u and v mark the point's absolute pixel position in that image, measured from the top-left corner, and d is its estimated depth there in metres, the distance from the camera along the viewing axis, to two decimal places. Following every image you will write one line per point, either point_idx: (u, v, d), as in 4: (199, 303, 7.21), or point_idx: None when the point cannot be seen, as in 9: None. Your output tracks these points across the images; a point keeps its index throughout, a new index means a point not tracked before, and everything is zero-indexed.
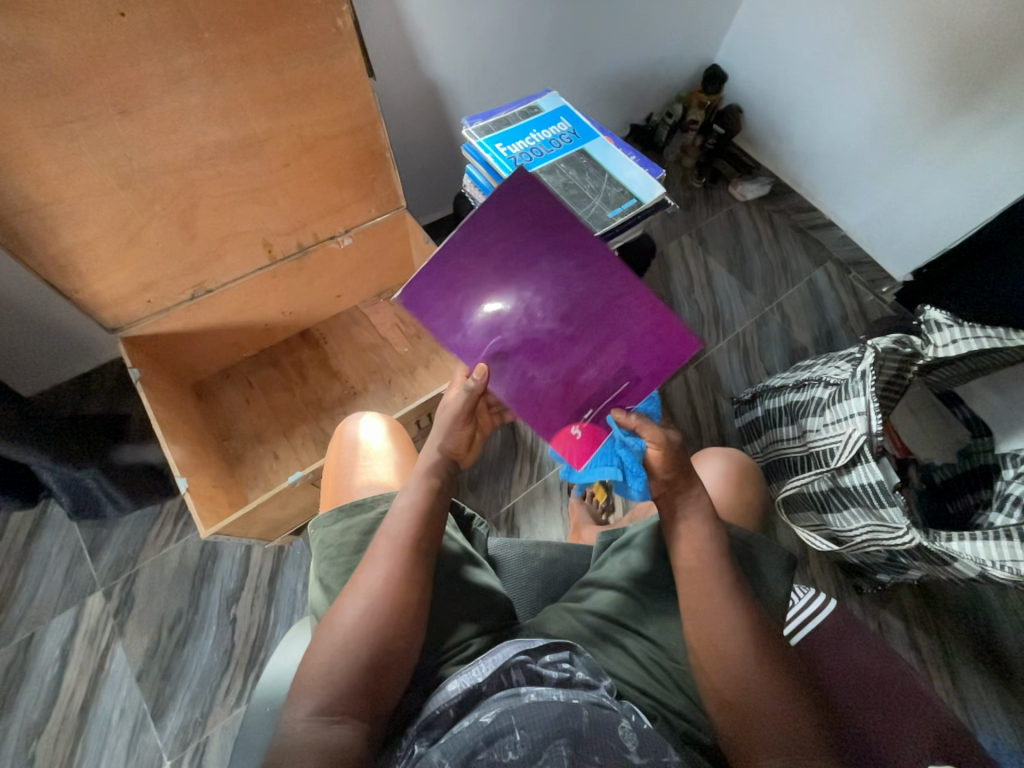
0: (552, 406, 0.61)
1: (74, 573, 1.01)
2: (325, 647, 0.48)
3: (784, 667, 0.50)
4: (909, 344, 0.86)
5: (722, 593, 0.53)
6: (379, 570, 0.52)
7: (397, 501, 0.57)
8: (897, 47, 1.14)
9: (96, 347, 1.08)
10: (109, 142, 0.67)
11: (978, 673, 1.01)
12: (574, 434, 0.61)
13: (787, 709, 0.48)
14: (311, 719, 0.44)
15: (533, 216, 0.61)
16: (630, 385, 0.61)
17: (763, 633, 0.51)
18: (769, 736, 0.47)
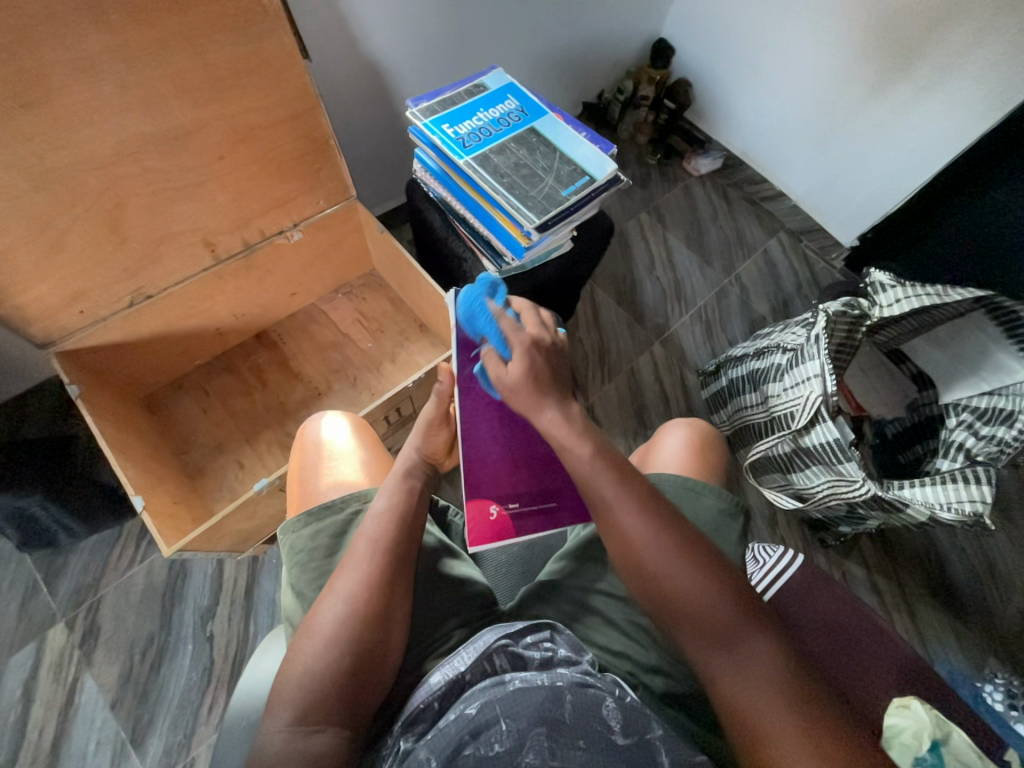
0: (491, 475, 0.61)
1: (30, 607, 0.95)
2: (305, 655, 0.46)
3: (699, 557, 0.48)
4: (857, 306, 0.90)
5: (620, 503, 0.49)
6: (357, 574, 0.50)
7: (375, 502, 0.56)
8: (833, 15, 1.17)
9: (29, 365, 1.00)
10: (15, 140, 0.61)
11: (933, 608, 1.09)
12: (489, 511, 0.60)
13: (705, 595, 0.47)
14: (289, 730, 0.43)
15: None
16: (557, 506, 0.61)
17: (666, 528, 0.48)
18: (698, 628, 0.46)
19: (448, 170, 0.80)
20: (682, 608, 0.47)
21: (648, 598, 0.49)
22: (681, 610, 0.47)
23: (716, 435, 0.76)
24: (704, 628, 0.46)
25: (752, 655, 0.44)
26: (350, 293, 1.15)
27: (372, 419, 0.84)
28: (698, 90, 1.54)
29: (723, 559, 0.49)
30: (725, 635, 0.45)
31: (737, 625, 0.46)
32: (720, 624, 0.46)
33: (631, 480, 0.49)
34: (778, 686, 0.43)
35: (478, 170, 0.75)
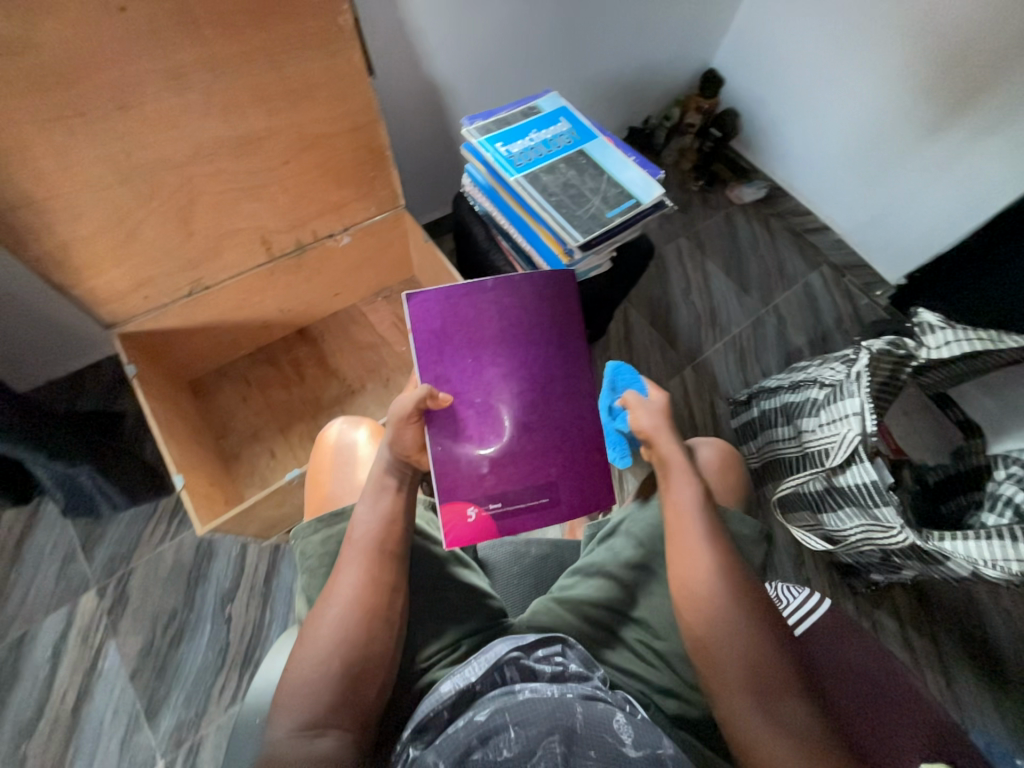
0: (468, 481, 0.62)
1: (68, 571, 1.00)
2: (302, 660, 0.48)
3: (759, 612, 0.52)
4: (902, 346, 0.88)
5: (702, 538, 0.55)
6: (347, 578, 0.51)
7: (357, 509, 0.56)
8: (891, 53, 1.16)
9: (92, 343, 1.07)
10: (108, 138, 0.67)
11: (971, 673, 1.02)
12: (468, 516, 0.62)
13: (747, 645, 0.50)
14: (293, 735, 0.44)
15: (554, 317, 0.67)
16: (549, 502, 0.65)
17: (734, 573, 0.53)
18: (746, 675, 0.49)
19: (497, 186, 0.83)
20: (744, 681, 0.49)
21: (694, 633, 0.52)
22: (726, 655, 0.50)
23: (732, 451, 0.74)
24: (753, 676, 0.49)
25: (794, 713, 0.47)
26: (390, 297, 1.19)
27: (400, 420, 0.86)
28: (747, 120, 1.54)
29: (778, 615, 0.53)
30: (767, 686, 0.48)
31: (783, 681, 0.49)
32: (770, 674, 0.49)
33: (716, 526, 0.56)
34: (809, 744, 0.46)
35: (527, 188, 0.77)
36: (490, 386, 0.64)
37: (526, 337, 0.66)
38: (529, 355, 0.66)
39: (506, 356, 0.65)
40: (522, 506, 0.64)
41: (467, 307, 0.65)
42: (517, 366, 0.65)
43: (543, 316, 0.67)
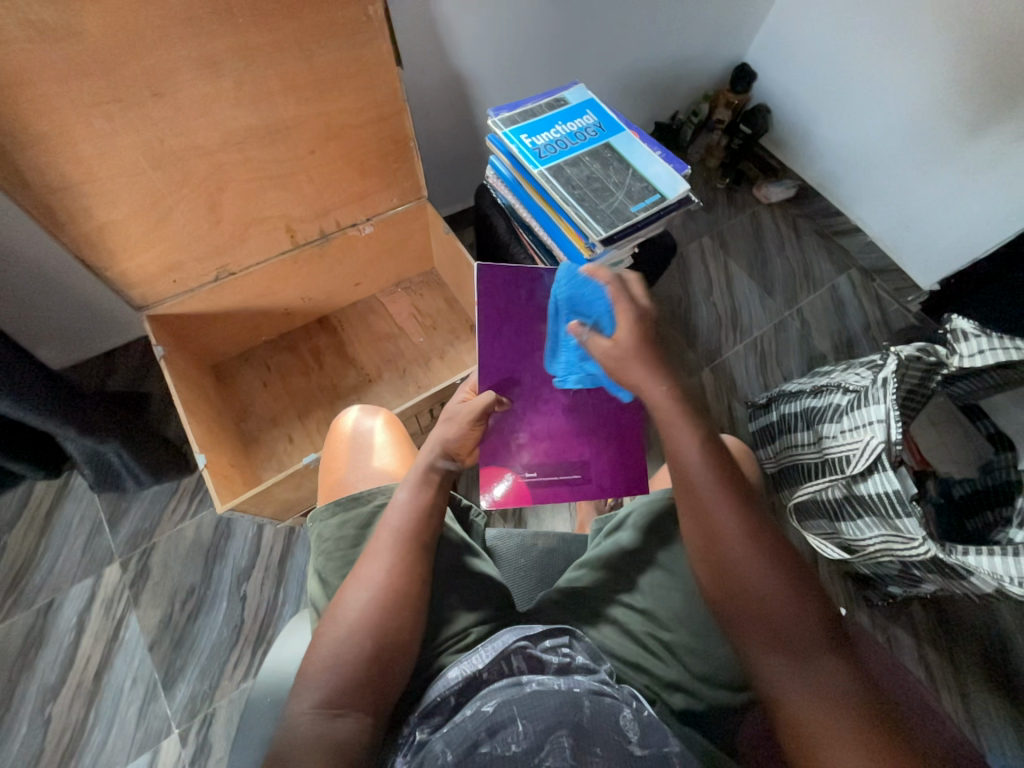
0: (510, 451, 0.73)
1: (94, 543, 1.04)
2: (330, 637, 0.49)
3: (786, 570, 0.50)
4: (933, 353, 0.84)
5: (719, 505, 0.52)
6: (381, 563, 0.53)
7: (397, 495, 0.58)
8: (935, 48, 1.11)
9: (121, 324, 1.11)
10: (143, 124, 0.69)
11: (990, 693, 0.99)
12: (506, 479, 0.73)
13: (775, 599, 0.49)
14: (315, 710, 0.45)
15: None
16: (580, 478, 0.75)
17: (755, 531, 0.51)
18: (761, 626, 0.49)
19: (520, 178, 0.83)
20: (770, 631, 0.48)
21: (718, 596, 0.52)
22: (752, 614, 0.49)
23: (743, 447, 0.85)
24: (767, 626, 0.48)
25: (815, 671, 0.46)
26: (409, 288, 1.20)
27: (416, 411, 0.86)
28: (778, 117, 1.50)
29: (808, 570, 0.51)
30: (793, 646, 0.47)
31: (812, 638, 0.47)
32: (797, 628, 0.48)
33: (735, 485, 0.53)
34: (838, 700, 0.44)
35: (551, 181, 0.76)
36: (536, 370, 0.74)
37: None
38: None
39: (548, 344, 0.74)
40: (552, 478, 0.74)
41: (518, 299, 0.74)
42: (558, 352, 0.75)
43: None
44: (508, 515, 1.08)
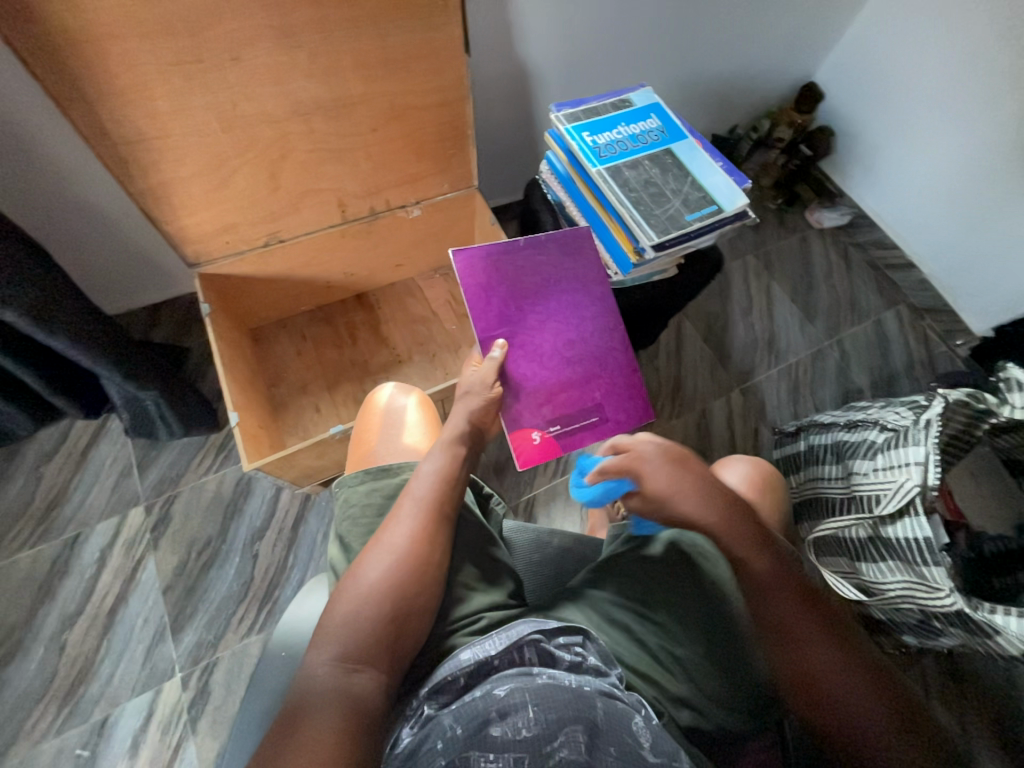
0: (529, 410, 0.77)
1: (122, 484, 1.08)
2: (351, 598, 0.50)
3: (850, 651, 0.53)
4: (982, 401, 0.81)
5: (813, 634, 0.53)
6: (404, 527, 0.54)
7: (422, 465, 0.61)
8: (1023, 84, 1.06)
9: (170, 278, 1.15)
10: (219, 87, 0.71)
11: (998, 761, 0.95)
12: (533, 438, 0.76)
13: (849, 686, 0.51)
14: (333, 664, 0.46)
15: (580, 267, 0.81)
16: (599, 423, 0.80)
17: (851, 659, 0.52)
18: (841, 714, 0.50)
19: (575, 176, 0.82)
20: (847, 715, 0.50)
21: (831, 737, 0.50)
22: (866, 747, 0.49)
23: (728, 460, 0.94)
24: (847, 714, 0.50)
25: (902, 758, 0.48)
26: (448, 275, 1.20)
27: (444, 395, 0.87)
28: (842, 141, 1.45)
29: (865, 651, 0.54)
30: (886, 750, 0.48)
31: (893, 727, 0.49)
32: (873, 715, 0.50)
33: (819, 611, 0.55)
34: None
35: (608, 181, 0.76)
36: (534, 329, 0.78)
37: (558, 288, 0.80)
38: (561, 301, 0.80)
39: (542, 306, 0.79)
40: (571, 427, 0.78)
41: (504, 266, 0.78)
42: (554, 314, 0.80)
43: (570, 268, 0.81)
44: (519, 510, 1.08)
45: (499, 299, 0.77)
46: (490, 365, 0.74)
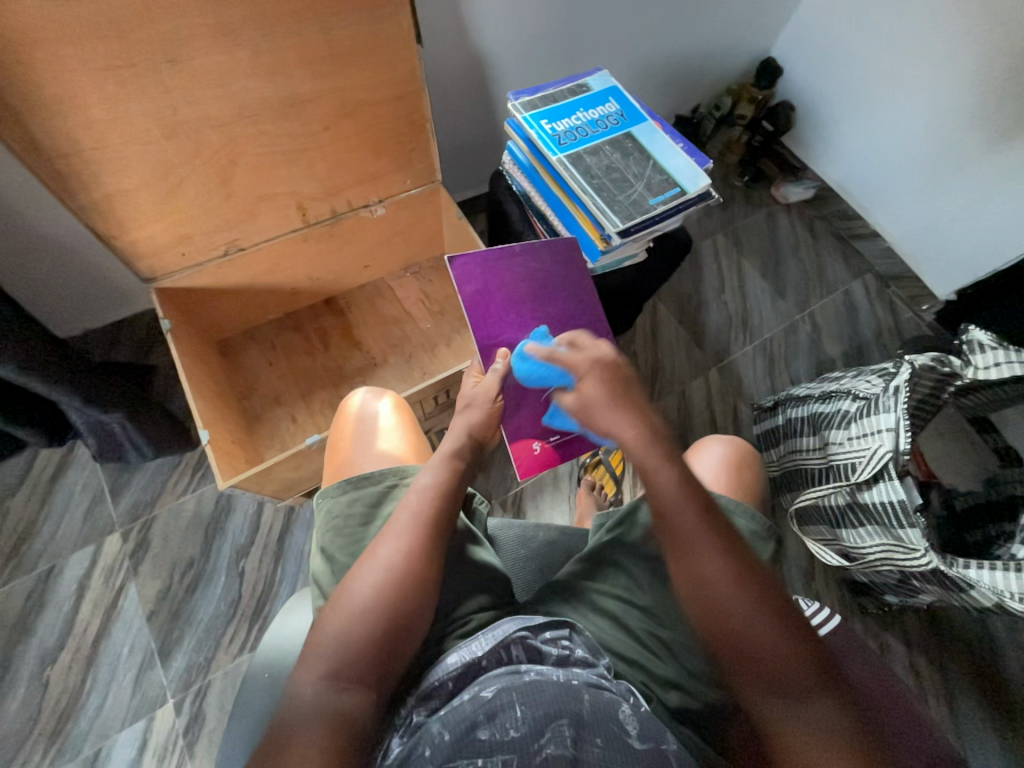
0: (528, 420, 0.76)
1: (95, 512, 1.04)
2: (340, 616, 0.48)
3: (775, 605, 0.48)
4: (947, 364, 0.83)
5: (701, 547, 0.50)
6: (399, 543, 0.52)
7: (419, 478, 0.59)
8: (970, 50, 1.08)
9: (128, 295, 1.10)
10: (157, 91, 0.67)
11: (979, 704, 0.99)
12: (533, 448, 0.76)
13: (768, 638, 0.47)
14: (321, 683, 0.45)
15: (569, 285, 0.81)
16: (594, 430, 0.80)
17: (749, 581, 0.49)
18: (756, 666, 0.47)
19: (538, 165, 0.81)
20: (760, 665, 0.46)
21: (721, 650, 0.48)
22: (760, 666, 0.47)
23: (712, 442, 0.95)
24: (762, 666, 0.46)
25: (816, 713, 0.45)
26: (418, 273, 1.18)
27: (422, 397, 0.86)
28: (802, 115, 1.47)
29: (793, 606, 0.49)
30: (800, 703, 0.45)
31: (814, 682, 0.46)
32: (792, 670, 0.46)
33: (716, 529, 0.51)
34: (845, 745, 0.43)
35: (570, 169, 0.75)
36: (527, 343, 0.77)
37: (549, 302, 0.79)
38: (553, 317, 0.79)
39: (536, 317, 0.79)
40: (569, 437, 0.79)
41: (501, 273, 0.78)
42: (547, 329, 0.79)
43: (561, 287, 0.80)
44: (508, 504, 1.08)
45: (494, 307, 0.77)
46: (491, 378, 0.72)
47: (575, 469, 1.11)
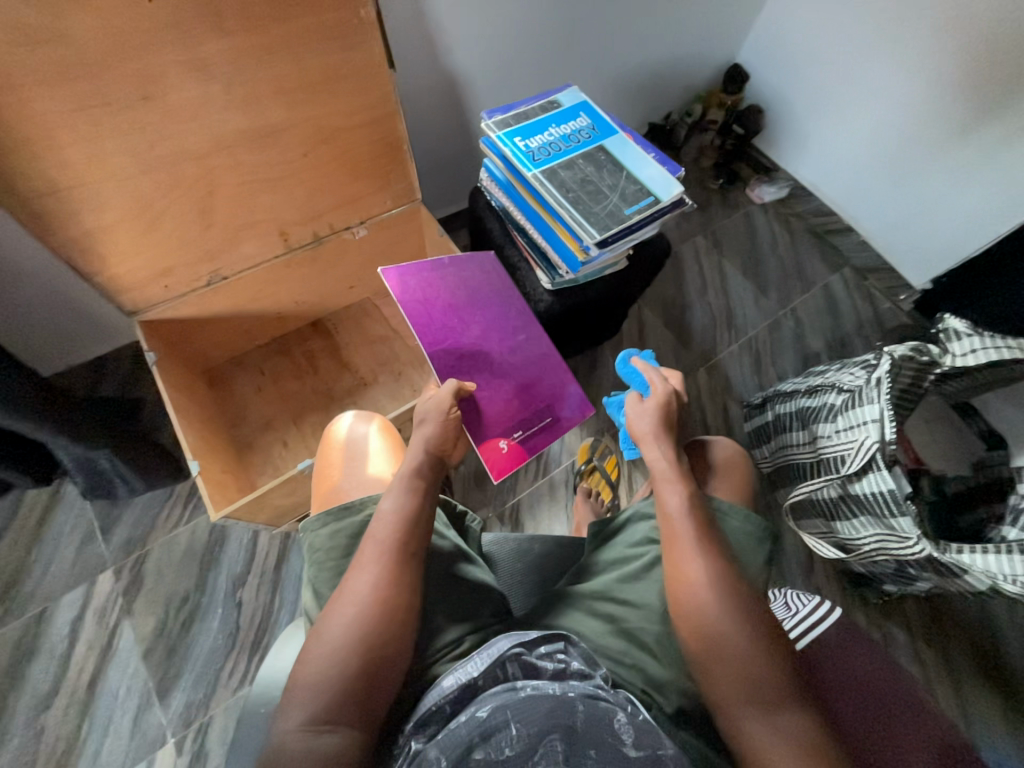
0: (494, 419, 0.76)
1: (85, 551, 1.03)
2: (318, 656, 0.48)
3: (727, 575, 0.54)
4: (926, 352, 0.85)
5: (698, 569, 0.54)
6: (368, 575, 0.52)
7: (382, 504, 0.57)
8: (925, 49, 1.12)
9: (111, 328, 1.09)
10: (132, 128, 0.68)
11: (984, 688, 1.00)
12: (501, 447, 0.75)
13: (715, 609, 0.52)
14: (301, 729, 0.44)
15: (495, 289, 0.85)
16: (554, 423, 0.80)
17: (723, 578, 0.53)
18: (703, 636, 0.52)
19: (514, 181, 0.83)
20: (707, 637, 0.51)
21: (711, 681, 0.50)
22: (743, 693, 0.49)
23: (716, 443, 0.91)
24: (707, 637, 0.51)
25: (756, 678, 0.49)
26: None
27: (411, 415, 0.86)
28: (771, 118, 1.51)
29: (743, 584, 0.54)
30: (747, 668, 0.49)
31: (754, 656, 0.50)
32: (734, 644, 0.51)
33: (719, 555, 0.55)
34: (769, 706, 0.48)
35: (545, 183, 0.76)
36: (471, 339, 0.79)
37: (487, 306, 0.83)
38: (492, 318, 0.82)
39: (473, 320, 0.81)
40: (535, 428, 0.78)
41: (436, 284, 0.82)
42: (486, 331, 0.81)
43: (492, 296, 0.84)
44: (505, 517, 1.08)
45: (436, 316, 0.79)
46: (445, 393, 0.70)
47: (571, 477, 1.11)
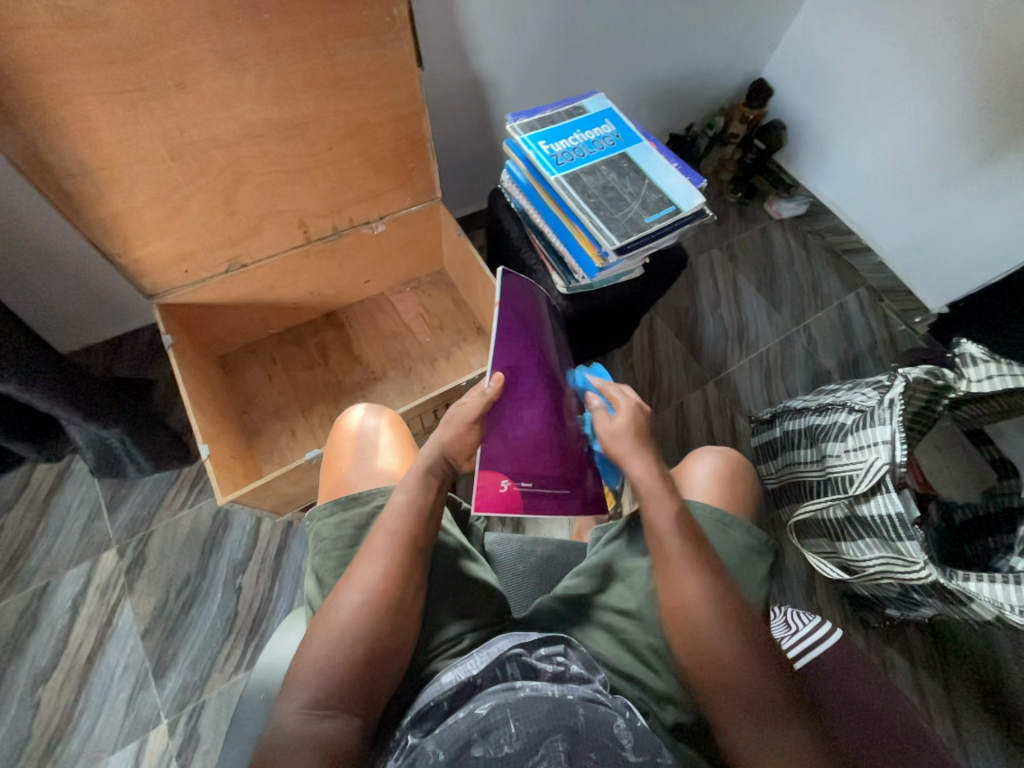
0: (510, 454, 0.65)
1: (91, 529, 1.04)
2: (322, 640, 0.48)
3: (717, 585, 0.53)
4: (940, 376, 0.84)
5: (689, 577, 0.53)
6: (377, 564, 0.52)
7: (395, 496, 0.57)
8: (954, 72, 1.12)
9: (129, 310, 1.11)
10: (164, 115, 0.69)
11: (984, 721, 0.98)
12: (500, 486, 0.64)
13: (706, 618, 0.51)
14: (303, 712, 0.45)
15: None
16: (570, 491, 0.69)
17: (713, 587, 0.53)
18: (693, 645, 0.51)
19: (536, 184, 0.83)
20: (699, 645, 0.51)
21: (704, 689, 0.51)
22: (734, 704, 0.49)
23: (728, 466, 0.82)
24: (698, 645, 0.51)
25: (748, 685, 0.49)
26: (418, 288, 1.20)
27: (421, 411, 0.86)
28: (793, 134, 1.50)
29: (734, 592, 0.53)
30: (735, 676, 0.49)
31: (745, 664, 0.50)
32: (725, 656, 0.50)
33: (706, 561, 0.54)
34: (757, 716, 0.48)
35: (567, 188, 0.77)
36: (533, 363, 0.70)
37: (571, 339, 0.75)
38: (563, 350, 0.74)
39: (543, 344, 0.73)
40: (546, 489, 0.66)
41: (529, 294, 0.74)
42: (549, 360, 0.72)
43: None
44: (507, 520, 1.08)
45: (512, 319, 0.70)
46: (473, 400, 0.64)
47: None
